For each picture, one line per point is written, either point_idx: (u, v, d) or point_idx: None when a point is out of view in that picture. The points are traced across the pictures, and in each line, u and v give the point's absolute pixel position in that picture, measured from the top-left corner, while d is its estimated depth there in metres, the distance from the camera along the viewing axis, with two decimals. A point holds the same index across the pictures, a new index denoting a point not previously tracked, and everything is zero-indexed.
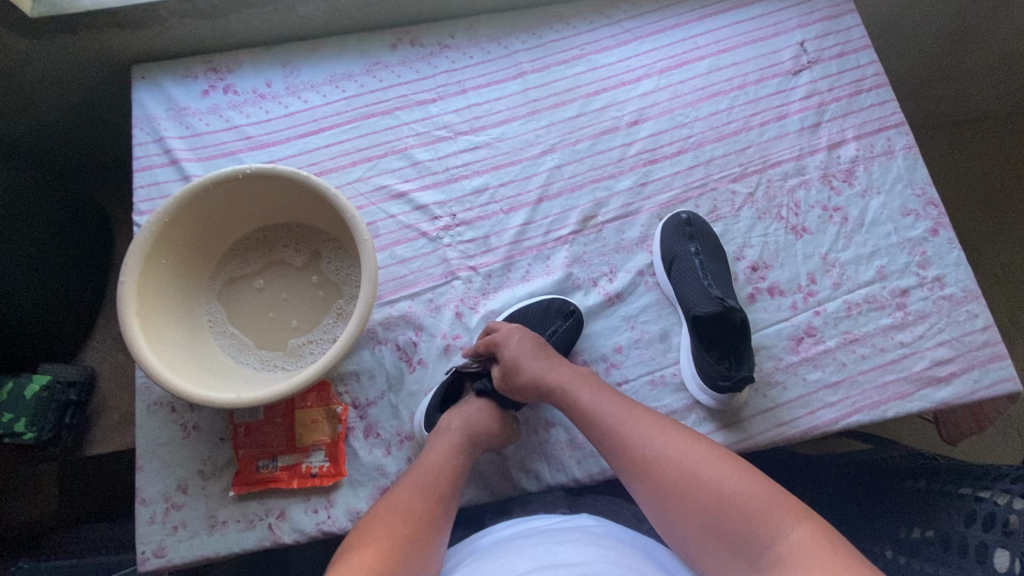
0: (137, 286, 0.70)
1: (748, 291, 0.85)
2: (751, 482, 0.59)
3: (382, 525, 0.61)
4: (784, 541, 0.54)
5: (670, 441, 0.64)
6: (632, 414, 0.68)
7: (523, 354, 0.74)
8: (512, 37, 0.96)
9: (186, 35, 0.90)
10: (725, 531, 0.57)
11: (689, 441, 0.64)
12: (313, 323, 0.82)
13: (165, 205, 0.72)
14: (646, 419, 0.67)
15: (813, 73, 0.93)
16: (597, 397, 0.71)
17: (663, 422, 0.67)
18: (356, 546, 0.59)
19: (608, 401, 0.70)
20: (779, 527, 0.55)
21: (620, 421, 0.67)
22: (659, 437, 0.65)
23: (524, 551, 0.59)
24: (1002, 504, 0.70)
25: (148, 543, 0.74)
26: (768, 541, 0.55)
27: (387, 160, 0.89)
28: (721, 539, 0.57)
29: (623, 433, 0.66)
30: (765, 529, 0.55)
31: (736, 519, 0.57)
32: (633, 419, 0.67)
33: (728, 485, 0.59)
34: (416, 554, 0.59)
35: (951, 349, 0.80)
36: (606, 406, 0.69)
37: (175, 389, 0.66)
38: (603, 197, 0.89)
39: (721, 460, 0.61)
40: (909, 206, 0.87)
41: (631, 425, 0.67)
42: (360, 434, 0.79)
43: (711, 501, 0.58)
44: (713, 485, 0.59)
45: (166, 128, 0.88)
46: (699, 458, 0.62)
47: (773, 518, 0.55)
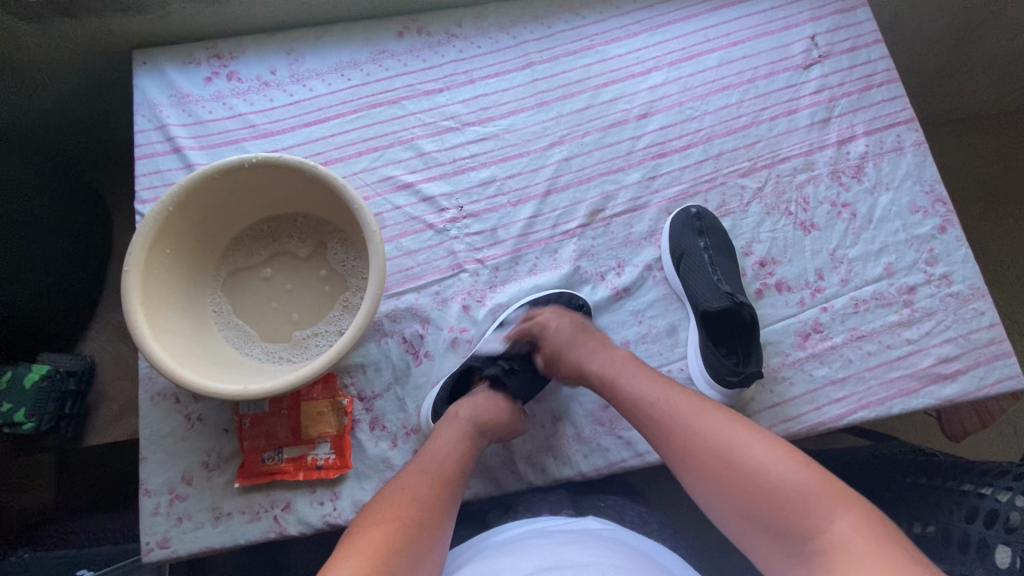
0: (141, 276, 0.69)
1: (756, 286, 0.85)
2: (801, 468, 0.56)
3: (389, 506, 0.61)
4: (840, 533, 0.51)
5: (717, 424, 0.62)
6: (668, 393, 0.68)
7: (568, 335, 0.76)
8: (521, 26, 0.94)
9: (189, 20, 0.88)
10: (776, 519, 0.55)
11: (736, 425, 0.62)
12: (319, 314, 0.81)
13: (169, 194, 0.70)
14: (687, 401, 0.66)
15: (823, 67, 0.93)
16: (637, 381, 0.70)
17: (708, 406, 0.65)
18: (362, 527, 0.58)
19: (652, 386, 0.69)
20: (833, 517, 0.52)
21: (663, 407, 0.66)
22: (704, 421, 0.63)
23: (529, 550, 0.59)
24: (1003, 501, 0.70)
25: (152, 534, 0.73)
26: (822, 532, 0.52)
27: (393, 151, 0.88)
28: (772, 529, 0.55)
29: (667, 417, 0.65)
30: (818, 518, 0.53)
31: (785, 507, 0.54)
32: (676, 402, 0.66)
33: (776, 470, 0.56)
34: (422, 538, 0.58)
35: (956, 347, 0.81)
36: (648, 391, 0.68)
37: (181, 379, 0.65)
38: (611, 190, 0.88)
39: (770, 444, 0.59)
40: (918, 203, 0.87)
41: (673, 409, 0.65)
42: (366, 427, 0.78)
43: (760, 488, 0.56)
44: (760, 470, 0.57)
45: (169, 116, 0.86)
46: (748, 441, 0.60)
47: (826, 507, 0.53)
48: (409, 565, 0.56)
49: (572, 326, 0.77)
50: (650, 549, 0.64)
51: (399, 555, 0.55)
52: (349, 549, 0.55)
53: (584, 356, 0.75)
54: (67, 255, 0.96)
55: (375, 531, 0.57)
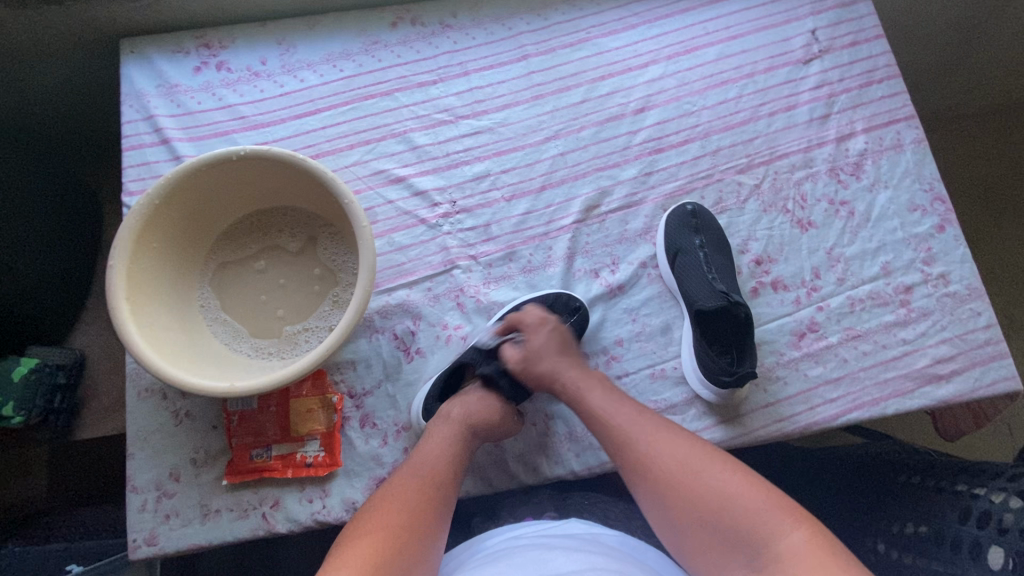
0: (127, 270, 0.68)
1: (751, 285, 0.84)
2: (752, 485, 0.59)
3: (382, 514, 0.60)
4: (787, 541, 0.55)
5: (676, 443, 0.65)
6: (632, 412, 0.69)
7: (547, 351, 0.75)
8: (517, 17, 0.93)
9: (177, 8, 0.86)
10: (729, 532, 0.57)
11: (694, 444, 0.64)
12: (309, 310, 0.80)
13: (155, 187, 0.69)
14: (648, 420, 0.68)
15: (823, 62, 0.91)
16: (604, 396, 0.71)
17: (667, 427, 0.67)
18: (353, 537, 0.58)
19: (614, 405, 0.70)
20: (780, 529, 0.55)
21: (623, 424, 0.68)
22: (664, 438, 0.65)
23: (515, 559, 0.59)
24: (997, 502, 0.70)
25: (140, 531, 0.73)
26: (771, 542, 0.55)
27: (386, 144, 0.87)
28: (724, 540, 0.57)
29: (625, 436, 0.67)
30: (768, 530, 0.56)
31: (741, 519, 0.57)
32: (638, 421, 0.68)
33: (732, 486, 0.59)
34: (415, 544, 0.58)
35: (952, 347, 0.80)
36: (613, 408, 0.70)
37: (166, 376, 0.64)
38: (607, 185, 0.87)
39: (725, 463, 0.62)
40: (916, 201, 0.86)
41: (632, 426, 0.67)
42: (356, 424, 0.78)
43: (715, 502, 0.59)
44: (719, 485, 0.60)
45: (156, 107, 0.85)
46: (705, 458, 0.63)
47: (776, 521, 0.56)
48: (402, 569, 0.56)
49: (555, 340, 0.76)
50: (640, 553, 0.64)
51: (392, 563, 0.55)
52: (339, 560, 0.55)
53: (562, 366, 0.75)
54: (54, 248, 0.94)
55: (367, 541, 0.57)
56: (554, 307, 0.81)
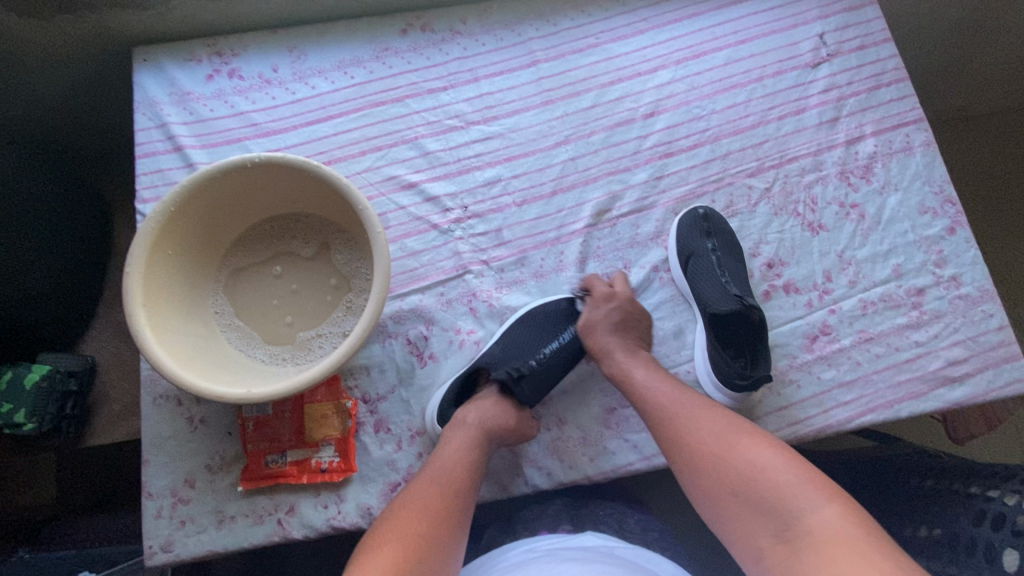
0: (143, 278, 0.68)
1: (763, 288, 0.84)
2: (787, 461, 0.59)
3: (401, 523, 0.60)
4: (816, 516, 0.54)
5: (712, 419, 0.66)
6: (679, 392, 0.70)
7: (604, 324, 0.78)
8: (526, 24, 0.93)
9: (189, 17, 0.87)
10: (757, 503, 0.58)
11: (733, 421, 0.65)
12: (323, 315, 0.80)
13: (170, 195, 0.70)
14: (693, 400, 0.69)
15: (832, 65, 0.92)
16: (651, 376, 0.73)
17: (708, 404, 0.68)
18: (372, 546, 0.58)
19: (658, 383, 0.72)
20: (811, 501, 0.55)
21: (664, 400, 0.70)
22: (705, 416, 0.66)
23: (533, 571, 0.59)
24: (1011, 504, 0.70)
25: (155, 538, 0.73)
26: (802, 517, 0.55)
27: (397, 150, 0.87)
28: (752, 510, 0.58)
29: (666, 408, 0.69)
30: (799, 504, 0.55)
31: (770, 493, 0.57)
32: (681, 397, 0.70)
33: (764, 461, 0.60)
34: (435, 553, 0.58)
35: (965, 349, 0.80)
36: (659, 386, 0.71)
37: (183, 384, 0.65)
38: (618, 190, 0.87)
39: (762, 440, 0.62)
40: (927, 204, 0.86)
41: (677, 401, 0.69)
42: (370, 429, 0.78)
43: (746, 475, 0.59)
44: (752, 459, 0.60)
45: (170, 114, 0.85)
46: (740, 434, 0.63)
47: (806, 495, 0.56)
48: None
49: (615, 314, 0.78)
50: (655, 564, 0.64)
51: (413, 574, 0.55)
52: (362, 567, 0.55)
53: (616, 346, 0.76)
54: (58, 253, 0.93)
55: (387, 551, 0.57)
56: None
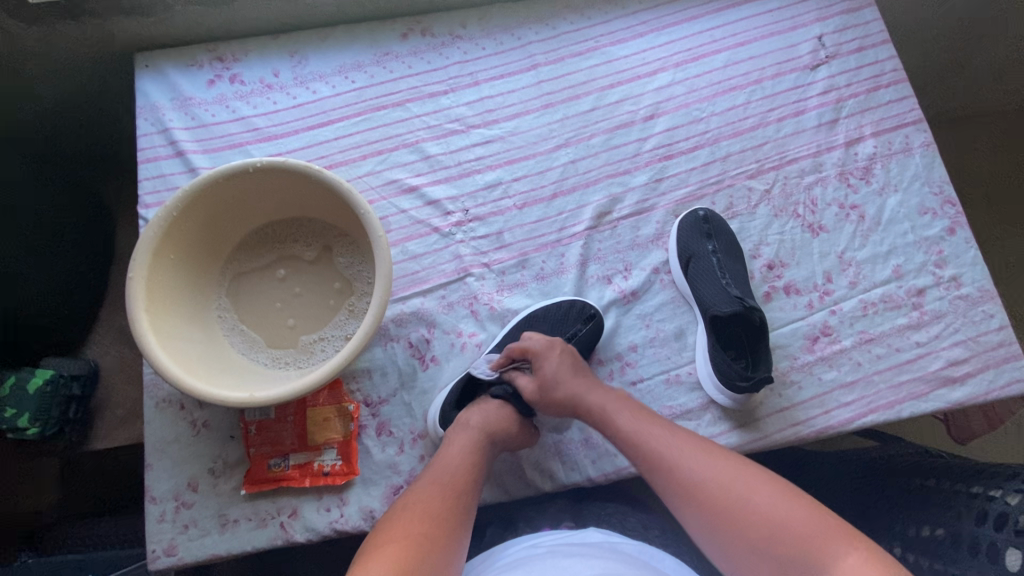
0: (146, 282, 0.68)
1: (764, 289, 0.84)
2: (804, 508, 0.60)
3: (406, 521, 0.60)
4: (840, 566, 0.54)
5: (718, 465, 0.65)
6: (672, 438, 0.69)
7: (563, 373, 0.75)
8: (526, 27, 0.94)
9: (192, 23, 0.88)
10: (781, 553, 0.57)
11: (740, 465, 0.65)
12: (325, 319, 0.81)
13: (173, 199, 0.70)
14: (690, 445, 0.68)
15: (831, 67, 0.92)
16: (640, 421, 0.71)
17: (710, 449, 0.67)
18: (379, 542, 0.58)
19: (651, 428, 0.70)
20: (836, 550, 0.55)
21: (663, 448, 0.68)
22: (708, 462, 0.65)
23: (536, 567, 0.59)
24: (1013, 504, 0.70)
25: (159, 542, 0.73)
26: (826, 567, 0.55)
27: (398, 154, 0.88)
28: (775, 559, 0.58)
29: (665, 456, 0.67)
30: (822, 554, 0.56)
31: (791, 543, 0.57)
32: (680, 444, 0.68)
33: (780, 509, 0.60)
34: (440, 549, 0.58)
35: (966, 349, 0.80)
36: (651, 431, 0.70)
37: (186, 388, 0.65)
38: (618, 192, 0.88)
39: (776, 485, 0.62)
40: (927, 205, 0.87)
41: (673, 447, 0.68)
42: (373, 432, 0.78)
43: (767, 523, 0.59)
44: (767, 509, 0.60)
45: (171, 119, 0.86)
46: (752, 479, 0.63)
47: (829, 543, 0.56)
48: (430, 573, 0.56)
49: (566, 362, 0.76)
50: (659, 560, 0.64)
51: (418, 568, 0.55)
52: (367, 564, 0.55)
53: (581, 390, 0.74)
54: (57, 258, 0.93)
55: (393, 547, 0.57)
56: (569, 314, 0.81)
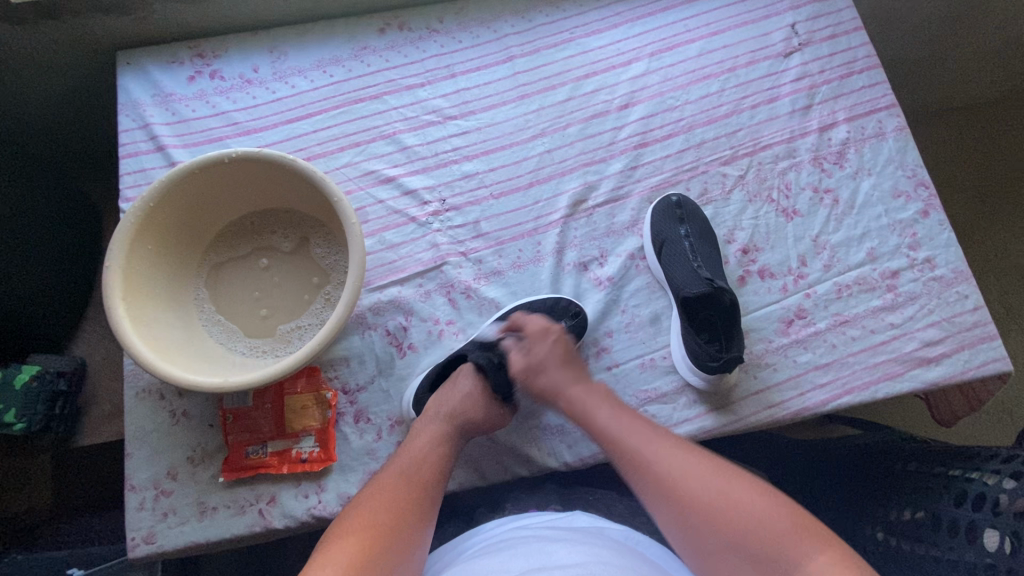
0: (123, 271, 0.69)
1: (738, 274, 0.85)
2: (781, 507, 0.59)
3: (362, 517, 0.61)
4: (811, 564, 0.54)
5: (691, 461, 0.65)
6: (642, 431, 0.69)
7: (552, 362, 0.76)
8: (502, 20, 0.95)
9: (172, 21, 0.89)
10: (752, 549, 0.57)
11: (713, 463, 0.64)
12: (302, 308, 0.81)
13: (149, 190, 0.71)
14: (666, 441, 0.67)
15: (804, 55, 0.93)
16: (613, 416, 0.71)
17: (683, 445, 0.67)
18: (335, 537, 0.59)
19: (626, 423, 0.70)
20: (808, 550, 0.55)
21: (634, 440, 0.68)
22: (681, 459, 0.65)
23: (520, 550, 0.59)
24: (992, 484, 0.70)
25: (138, 530, 0.73)
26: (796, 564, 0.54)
27: (376, 145, 0.89)
28: (748, 558, 0.57)
29: (637, 450, 0.67)
30: (792, 551, 0.55)
31: (763, 540, 0.57)
32: (653, 439, 0.68)
33: (754, 506, 0.59)
34: (398, 544, 0.59)
35: (940, 331, 0.80)
36: (622, 427, 0.69)
37: (161, 374, 0.65)
38: (594, 180, 0.89)
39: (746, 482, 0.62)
40: (900, 188, 0.87)
41: (644, 442, 0.67)
42: (350, 420, 0.78)
43: (740, 522, 0.58)
44: (740, 506, 0.59)
45: (152, 115, 0.87)
46: (723, 475, 0.63)
47: (797, 539, 0.56)
48: (386, 568, 0.57)
49: (558, 351, 0.76)
50: (646, 548, 0.65)
51: (373, 564, 0.56)
52: (321, 560, 0.56)
53: (563, 382, 0.75)
54: (35, 251, 0.93)
55: (348, 542, 0.58)
56: (554, 311, 0.82)
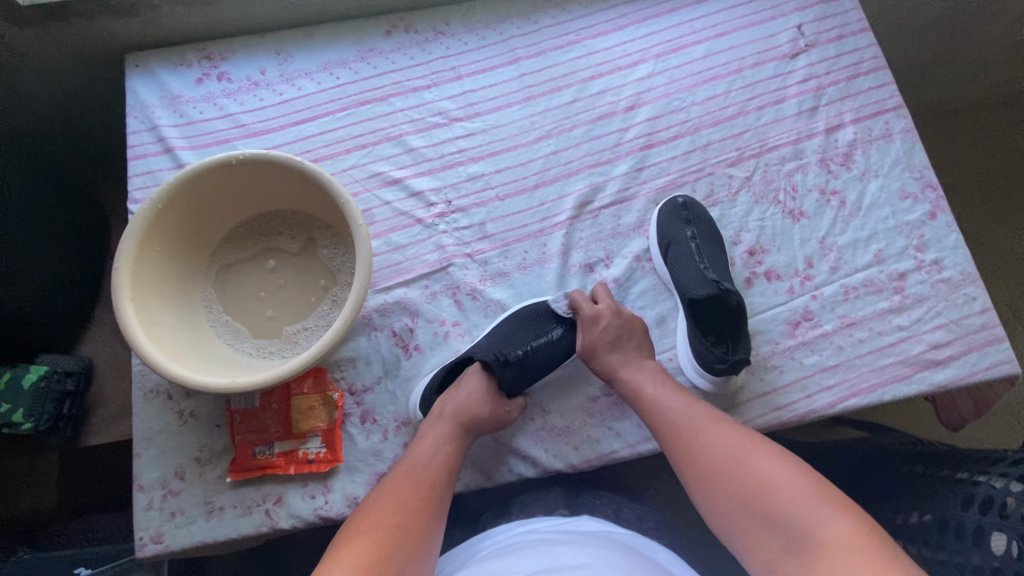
0: (132, 272, 0.70)
1: (745, 275, 0.84)
2: (808, 480, 0.59)
3: (374, 516, 0.62)
4: (829, 529, 0.54)
5: (728, 433, 0.66)
6: (684, 405, 0.70)
7: (602, 345, 0.77)
8: (508, 22, 0.95)
9: (180, 23, 0.90)
10: (773, 513, 0.58)
11: (749, 436, 0.65)
12: (309, 309, 0.82)
13: (158, 192, 0.71)
14: (705, 414, 0.69)
15: (810, 56, 0.93)
16: (660, 389, 0.73)
17: (723, 418, 0.68)
18: (347, 536, 0.59)
19: (672, 395, 0.72)
20: (828, 516, 0.55)
21: (674, 413, 0.70)
22: (718, 431, 0.66)
23: (527, 553, 0.60)
24: (999, 487, 0.69)
25: (146, 530, 0.74)
26: (813, 530, 0.55)
27: (382, 147, 0.89)
28: (768, 524, 0.58)
29: (675, 422, 0.69)
30: (811, 517, 0.55)
31: (784, 505, 0.57)
32: (693, 413, 0.69)
33: (780, 475, 0.60)
34: (411, 544, 0.60)
35: (948, 333, 0.80)
36: (666, 399, 0.72)
37: (169, 374, 0.66)
38: (599, 181, 0.89)
39: (779, 454, 0.62)
40: (907, 189, 0.87)
41: (683, 416, 0.69)
42: (357, 421, 0.79)
43: (765, 489, 0.59)
44: (766, 474, 0.60)
45: (161, 117, 0.87)
46: (758, 448, 0.63)
47: (820, 506, 0.56)
48: (398, 567, 0.57)
49: (610, 336, 0.77)
50: (655, 553, 0.64)
51: (386, 564, 0.56)
52: (334, 558, 0.56)
53: (617, 365, 0.76)
54: (42, 250, 0.93)
55: (360, 541, 0.58)
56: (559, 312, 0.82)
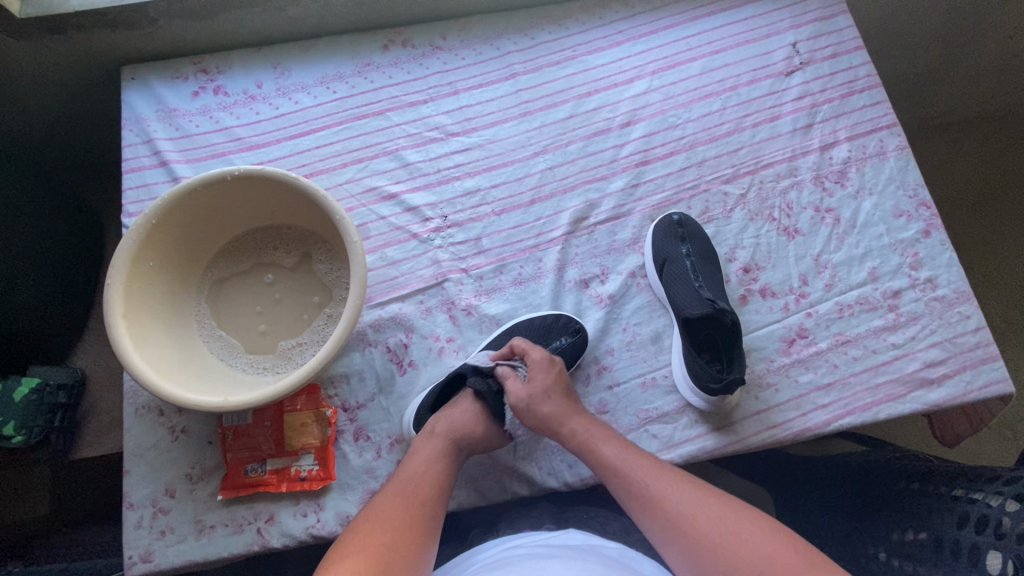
0: (124, 288, 0.69)
1: (740, 292, 0.85)
2: (790, 545, 0.59)
3: (362, 538, 0.61)
4: None
5: (701, 500, 0.64)
6: (654, 468, 0.68)
7: (556, 390, 0.75)
8: (504, 38, 0.95)
9: (177, 36, 0.89)
10: None
11: (723, 501, 0.64)
12: (303, 325, 0.81)
13: (151, 208, 0.71)
14: (676, 478, 0.67)
15: (805, 73, 0.93)
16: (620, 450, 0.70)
17: (692, 482, 0.67)
18: (333, 559, 0.59)
19: (635, 458, 0.69)
20: None
21: (647, 476, 0.67)
22: (692, 498, 0.65)
23: (513, 569, 0.59)
24: (995, 506, 0.69)
25: (135, 548, 0.73)
26: None
27: (378, 162, 0.89)
28: None
29: (647, 489, 0.66)
30: None
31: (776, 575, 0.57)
32: (665, 475, 0.67)
33: (765, 544, 0.59)
34: (401, 562, 0.59)
35: (943, 351, 0.80)
36: (633, 460, 0.69)
37: (160, 392, 0.65)
38: (595, 198, 0.89)
39: (756, 521, 0.62)
40: (902, 207, 0.87)
41: (654, 480, 0.67)
42: (350, 438, 0.78)
43: (753, 558, 0.58)
44: (751, 543, 0.59)
45: (156, 130, 0.87)
46: (739, 515, 0.62)
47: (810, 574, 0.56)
48: None
49: (559, 382, 0.76)
50: (639, 565, 0.64)
51: None
52: None
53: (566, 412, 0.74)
54: (37, 263, 0.93)
55: (348, 563, 0.58)
56: (553, 328, 0.82)
